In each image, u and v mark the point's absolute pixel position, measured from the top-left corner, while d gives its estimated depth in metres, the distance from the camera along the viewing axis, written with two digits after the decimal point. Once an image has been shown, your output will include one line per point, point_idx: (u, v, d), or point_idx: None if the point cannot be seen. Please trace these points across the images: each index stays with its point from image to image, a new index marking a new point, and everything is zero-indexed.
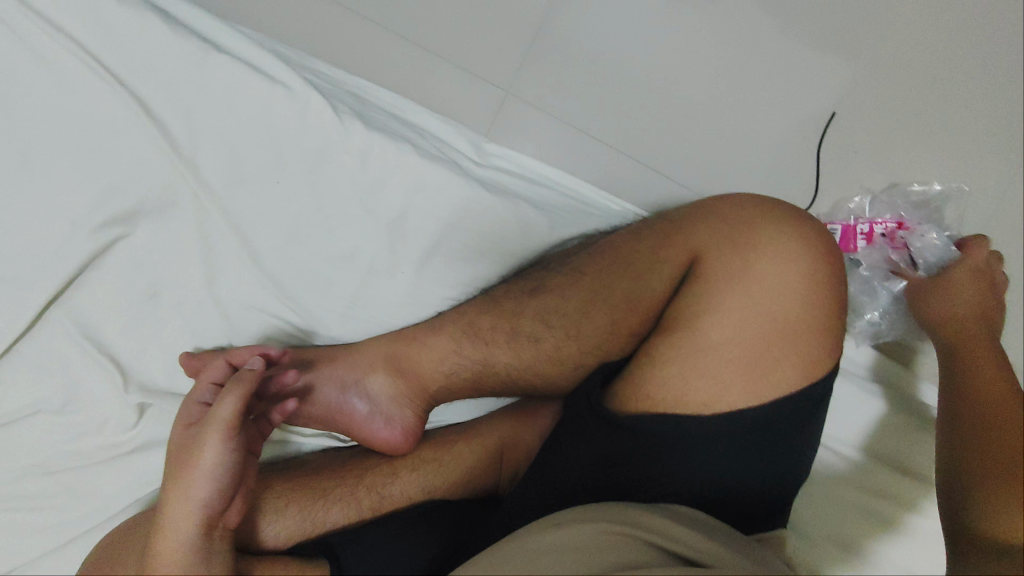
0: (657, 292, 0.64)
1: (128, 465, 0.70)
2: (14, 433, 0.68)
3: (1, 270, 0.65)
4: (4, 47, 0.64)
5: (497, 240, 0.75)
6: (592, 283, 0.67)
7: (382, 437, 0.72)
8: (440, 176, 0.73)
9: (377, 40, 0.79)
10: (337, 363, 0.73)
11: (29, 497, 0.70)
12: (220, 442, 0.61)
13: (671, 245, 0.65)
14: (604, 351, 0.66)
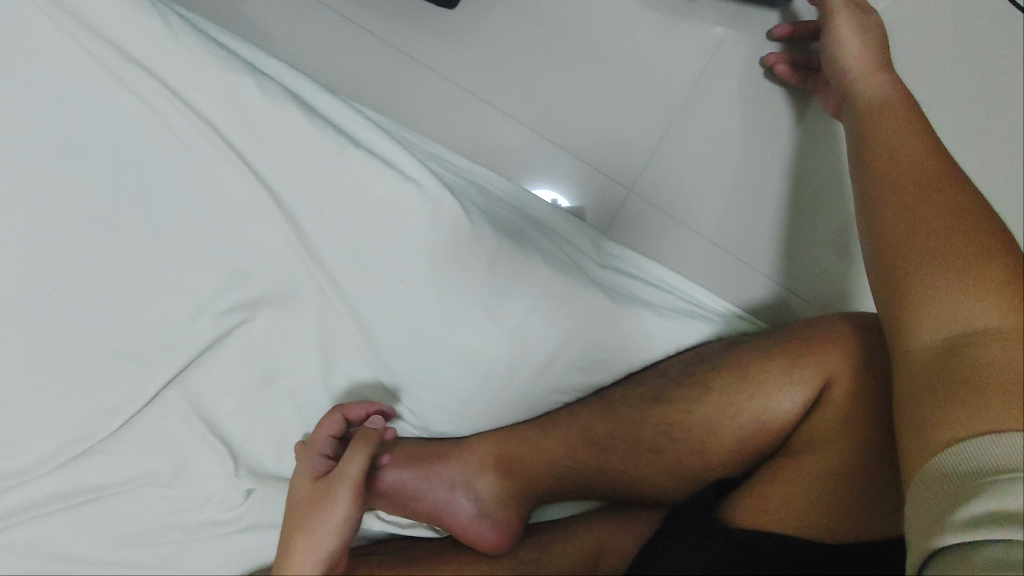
0: (787, 410, 0.60)
1: (227, 544, 0.74)
2: (126, 500, 0.73)
3: (135, 345, 0.72)
4: (151, 132, 0.70)
5: (614, 347, 0.73)
6: (719, 398, 0.62)
7: (486, 539, 0.69)
8: (563, 284, 0.73)
9: (507, 133, 0.86)
10: (447, 460, 0.72)
11: (128, 565, 0.74)
12: (346, 500, 0.63)
13: (802, 364, 0.60)
14: (729, 466, 0.63)
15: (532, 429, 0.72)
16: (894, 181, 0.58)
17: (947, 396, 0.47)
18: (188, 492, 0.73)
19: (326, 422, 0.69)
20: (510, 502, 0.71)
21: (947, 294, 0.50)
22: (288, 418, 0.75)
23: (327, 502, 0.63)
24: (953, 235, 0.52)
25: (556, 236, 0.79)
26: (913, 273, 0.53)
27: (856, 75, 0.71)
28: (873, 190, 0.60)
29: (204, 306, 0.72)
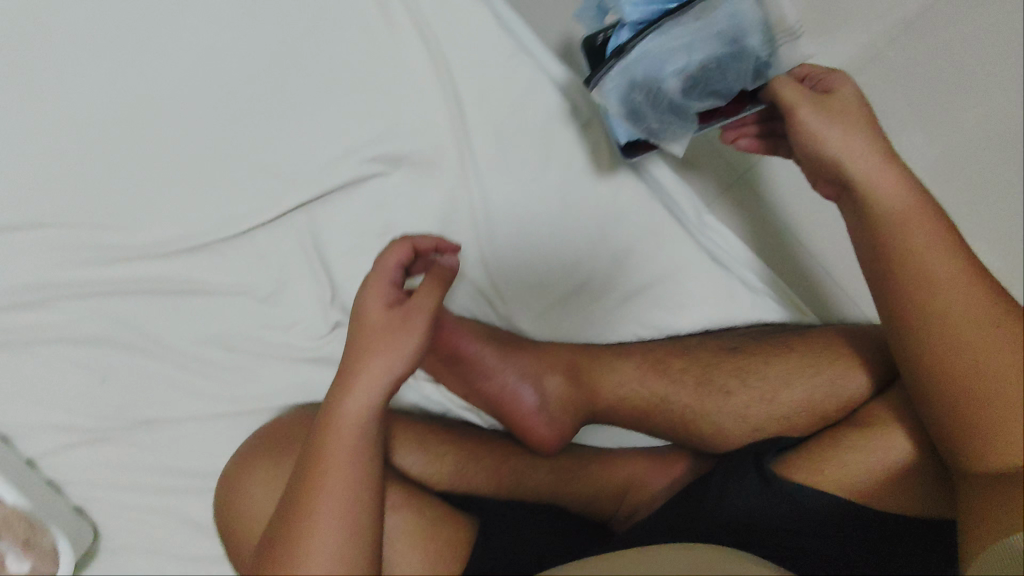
0: (861, 389, 0.67)
1: (299, 369, 0.79)
2: (222, 300, 0.77)
3: (281, 164, 0.77)
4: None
5: (696, 298, 0.83)
6: (799, 362, 0.70)
7: (541, 434, 0.75)
8: (668, 227, 0.83)
9: None
10: (524, 353, 0.77)
11: (202, 362, 0.78)
12: (389, 360, 0.63)
13: (879, 354, 0.68)
14: (789, 425, 0.69)
15: (610, 350, 0.78)
16: (898, 225, 0.60)
17: (990, 440, 0.53)
18: (279, 310, 0.78)
19: (393, 251, 0.68)
20: (571, 410, 0.77)
21: (976, 342, 0.55)
22: None
23: (381, 339, 0.64)
24: (962, 287, 0.57)
25: (673, 192, 0.84)
26: (933, 313, 0.57)
27: (847, 159, 0.63)
28: (891, 234, 0.60)
29: (353, 148, 0.78)
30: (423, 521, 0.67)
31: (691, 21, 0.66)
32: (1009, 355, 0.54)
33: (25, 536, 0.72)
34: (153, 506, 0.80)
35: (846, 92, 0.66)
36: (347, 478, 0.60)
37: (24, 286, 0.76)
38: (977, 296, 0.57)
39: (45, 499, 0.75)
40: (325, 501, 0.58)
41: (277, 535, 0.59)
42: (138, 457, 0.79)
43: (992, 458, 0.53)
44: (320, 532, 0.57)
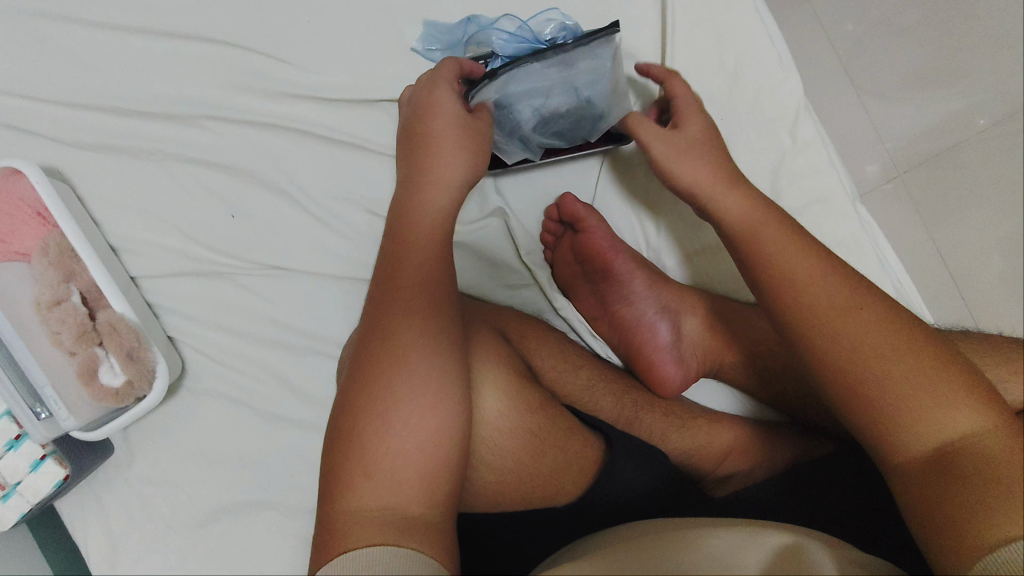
0: None
1: None
2: (373, 163, 0.74)
3: None
4: None
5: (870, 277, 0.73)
6: None
7: (666, 372, 0.72)
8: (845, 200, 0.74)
9: None
10: (669, 288, 0.74)
11: (337, 221, 0.75)
12: (433, 230, 0.56)
13: None
14: None
15: (754, 307, 0.75)
16: (784, 258, 0.54)
17: (873, 399, 0.48)
18: None
19: (443, 66, 0.62)
20: (698, 356, 0.74)
21: (856, 342, 0.49)
22: (550, 176, 0.78)
23: (432, 179, 0.58)
24: (879, 318, 0.50)
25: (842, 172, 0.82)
26: (834, 338, 0.50)
27: (701, 191, 0.60)
28: (756, 262, 0.55)
29: None
30: (552, 431, 0.63)
31: (556, 66, 0.62)
32: (878, 340, 0.49)
33: (129, 348, 0.67)
34: (247, 354, 0.76)
35: (690, 125, 0.63)
36: (416, 347, 0.50)
37: (180, 100, 0.74)
38: (885, 326, 0.49)
39: (145, 319, 0.73)
40: (399, 367, 0.49)
41: (344, 411, 0.50)
42: (246, 300, 0.76)
43: (914, 442, 0.46)
44: (401, 394, 0.48)
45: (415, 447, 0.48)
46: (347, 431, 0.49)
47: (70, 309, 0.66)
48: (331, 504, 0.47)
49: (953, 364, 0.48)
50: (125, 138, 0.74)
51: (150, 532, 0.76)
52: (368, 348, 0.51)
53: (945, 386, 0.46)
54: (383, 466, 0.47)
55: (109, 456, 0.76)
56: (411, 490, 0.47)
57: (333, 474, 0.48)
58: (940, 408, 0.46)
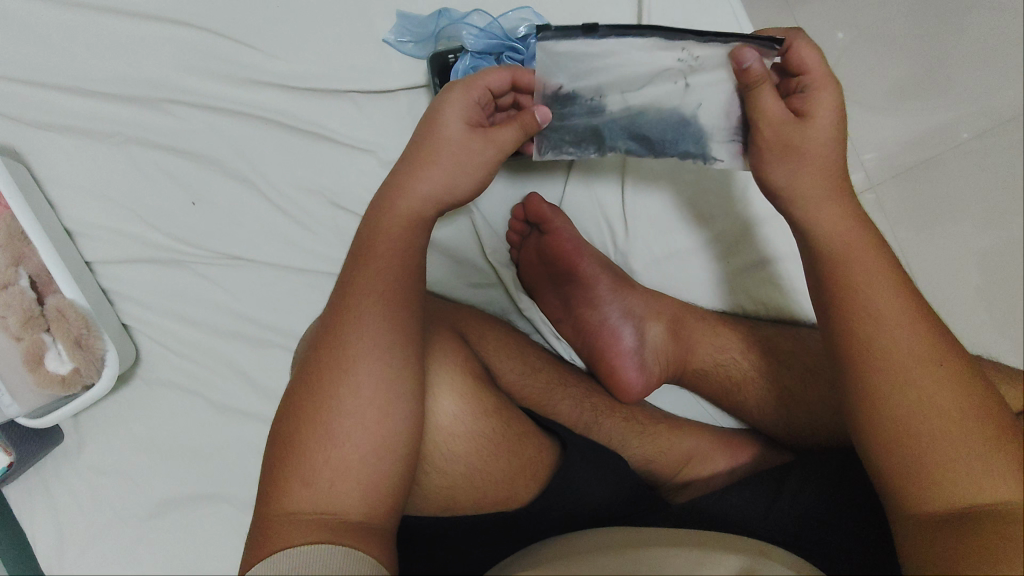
0: None
1: None
2: (338, 153, 0.73)
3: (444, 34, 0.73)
4: None
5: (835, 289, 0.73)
6: None
7: (627, 378, 0.71)
8: None
9: None
10: (634, 293, 0.73)
11: (300, 212, 0.73)
12: (402, 234, 0.53)
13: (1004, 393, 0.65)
14: None
15: (718, 316, 0.75)
16: (867, 287, 0.51)
17: (904, 451, 0.47)
18: None
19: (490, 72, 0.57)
20: (662, 363, 0.73)
21: (913, 396, 0.47)
22: (518, 176, 0.77)
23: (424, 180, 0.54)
24: (939, 370, 0.48)
25: None
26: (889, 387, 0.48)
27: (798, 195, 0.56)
28: (844, 283, 0.52)
29: None
30: (508, 434, 0.62)
31: (678, 50, 0.56)
32: (934, 397, 0.47)
33: (77, 334, 0.65)
34: (204, 346, 0.74)
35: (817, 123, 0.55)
36: (368, 356, 0.49)
37: (141, 81, 0.72)
38: (947, 382, 0.47)
39: (98, 306, 0.71)
40: (350, 374, 0.48)
41: (291, 412, 0.49)
42: (204, 291, 0.74)
43: (929, 498, 0.46)
44: (348, 404, 0.48)
45: (356, 453, 0.47)
46: (291, 432, 0.48)
47: (18, 292, 0.65)
48: (263, 502, 0.48)
49: (1003, 432, 0.46)
50: (84, 119, 0.72)
51: (99, 522, 0.75)
52: (321, 353, 0.50)
53: (982, 452, 0.46)
54: (322, 474, 0.47)
55: (59, 444, 0.75)
56: (351, 492, 0.47)
57: (272, 474, 0.48)
58: (967, 472, 0.45)
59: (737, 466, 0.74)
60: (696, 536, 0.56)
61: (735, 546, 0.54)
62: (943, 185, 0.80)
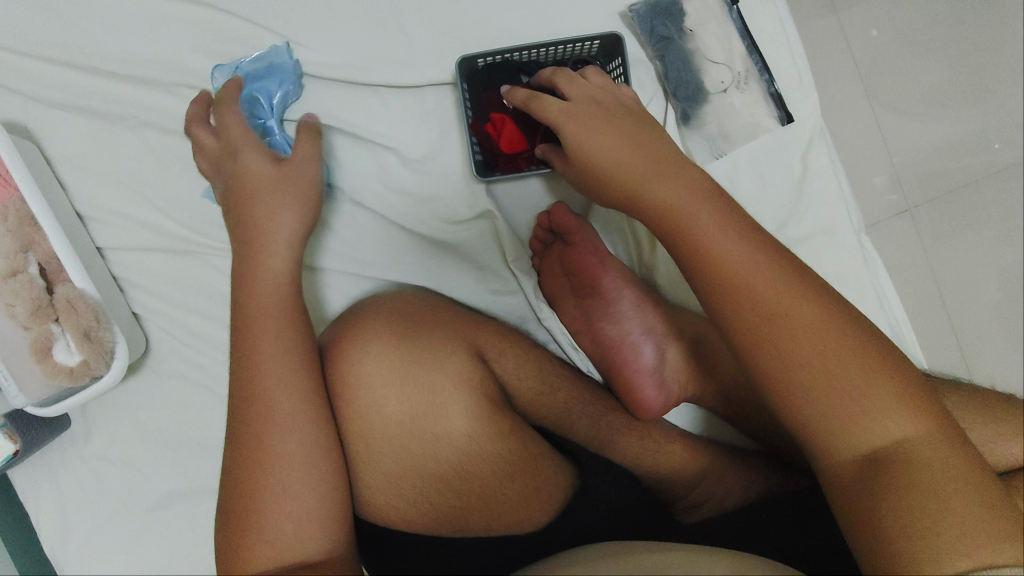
0: None
1: (414, 249, 0.72)
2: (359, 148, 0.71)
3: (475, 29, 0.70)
4: None
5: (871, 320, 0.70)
6: None
7: (646, 398, 0.68)
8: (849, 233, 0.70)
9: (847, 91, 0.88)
10: (657, 311, 0.71)
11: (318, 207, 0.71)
12: None
13: None
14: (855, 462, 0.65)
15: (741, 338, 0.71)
16: (723, 247, 0.49)
17: (832, 427, 0.44)
18: (415, 179, 0.71)
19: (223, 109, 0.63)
20: (683, 382, 0.71)
21: (817, 361, 0.44)
22: (543, 181, 0.74)
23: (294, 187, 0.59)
24: (802, 306, 0.46)
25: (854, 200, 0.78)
26: (796, 378, 0.45)
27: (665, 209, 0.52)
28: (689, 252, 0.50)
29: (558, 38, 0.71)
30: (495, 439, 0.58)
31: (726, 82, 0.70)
32: (827, 360, 0.44)
33: (86, 326, 0.64)
34: (214, 339, 0.73)
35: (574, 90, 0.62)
36: (283, 424, 0.50)
37: (156, 63, 0.69)
38: (801, 315, 0.46)
39: (108, 294, 0.69)
40: (274, 409, 0.50)
41: (227, 486, 0.50)
42: (215, 283, 0.72)
43: (849, 452, 0.43)
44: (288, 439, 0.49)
45: (292, 476, 0.49)
46: (233, 499, 0.49)
47: (27, 280, 0.63)
48: (223, 550, 0.48)
49: (878, 354, 0.45)
50: (97, 100, 0.69)
51: (104, 509, 0.74)
52: (241, 429, 0.50)
53: (868, 379, 0.44)
54: (277, 502, 0.48)
55: (65, 430, 0.73)
56: (306, 526, 0.48)
57: (226, 522, 0.49)
58: (864, 408, 0.43)
59: (750, 487, 0.73)
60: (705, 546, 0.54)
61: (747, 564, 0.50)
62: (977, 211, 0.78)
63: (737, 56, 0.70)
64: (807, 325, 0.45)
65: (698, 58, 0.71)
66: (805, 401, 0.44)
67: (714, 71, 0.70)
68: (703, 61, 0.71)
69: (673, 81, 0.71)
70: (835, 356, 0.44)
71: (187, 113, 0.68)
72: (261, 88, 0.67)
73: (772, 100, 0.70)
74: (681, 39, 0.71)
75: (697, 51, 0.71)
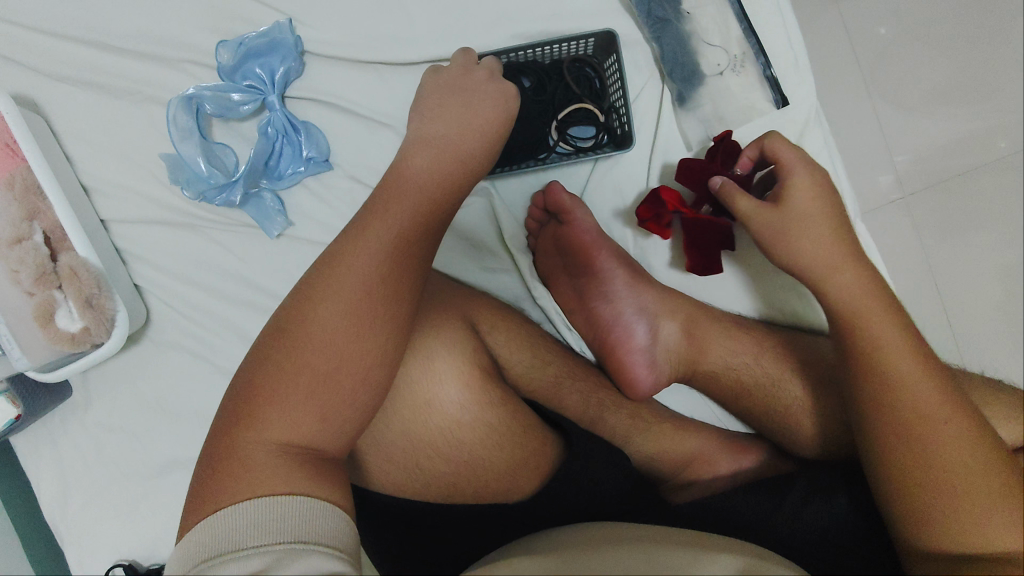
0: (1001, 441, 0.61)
1: None
2: (360, 127, 0.72)
3: (473, 10, 0.72)
4: None
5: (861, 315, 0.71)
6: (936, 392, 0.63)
7: (637, 375, 0.70)
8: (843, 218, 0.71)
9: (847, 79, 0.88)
10: (648, 291, 0.72)
11: (318, 183, 0.72)
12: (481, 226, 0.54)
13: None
14: (832, 437, 0.66)
15: (731, 320, 0.73)
16: (872, 324, 0.53)
17: (927, 499, 0.46)
18: None
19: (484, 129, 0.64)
20: (673, 362, 0.72)
21: (944, 449, 0.47)
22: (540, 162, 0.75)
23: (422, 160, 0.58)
24: (938, 391, 0.49)
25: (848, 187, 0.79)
26: (910, 442, 0.48)
27: None
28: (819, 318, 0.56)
29: (556, 19, 0.72)
30: (512, 420, 0.61)
31: (719, 64, 0.71)
32: (953, 452, 0.47)
33: (87, 293, 0.65)
34: (213, 312, 0.74)
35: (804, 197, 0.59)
36: (344, 327, 0.47)
37: (163, 40, 0.71)
38: (931, 396, 0.49)
39: (110, 264, 0.71)
40: (337, 303, 0.47)
41: (270, 345, 0.47)
42: (216, 257, 0.73)
43: (939, 538, 0.46)
44: (333, 327, 0.47)
45: (326, 367, 0.46)
46: (269, 362, 0.46)
47: (30, 248, 0.64)
48: (242, 411, 0.45)
49: (1004, 469, 0.47)
50: (103, 75, 0.71)
51: (103, 477, 0.76)
52: (302, 305, 0.48)
53: (982, 481, 0.46)
54: (313, 392, 0.45)
55: (67, 398, 0.75)
56: (333, 428, 0.46)
57: (250, 387, 0.46)
58: (967, 502, 0.46)
59: (741, 469, 0.72)
60: (681, 534, 0.54)
61: (726, 547, 0.53)
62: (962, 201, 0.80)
63: (732, 38, 0.71)
64: (957, 424, 0.47)
65: (694, 41, 0.71)
66: (933, 483, 0.47)
67: (709, 53, 0.71)
68: (700, 43, 0.71)
69: (669, 61, 0.72)
70: (979, 461, 0.46)
71: (181, 95, 0.69)
72: (263, 64, 0.70)
73: (767, 83, 0.71)
74: (678, 20, 0.71)
75: (694, 33, 0.71)
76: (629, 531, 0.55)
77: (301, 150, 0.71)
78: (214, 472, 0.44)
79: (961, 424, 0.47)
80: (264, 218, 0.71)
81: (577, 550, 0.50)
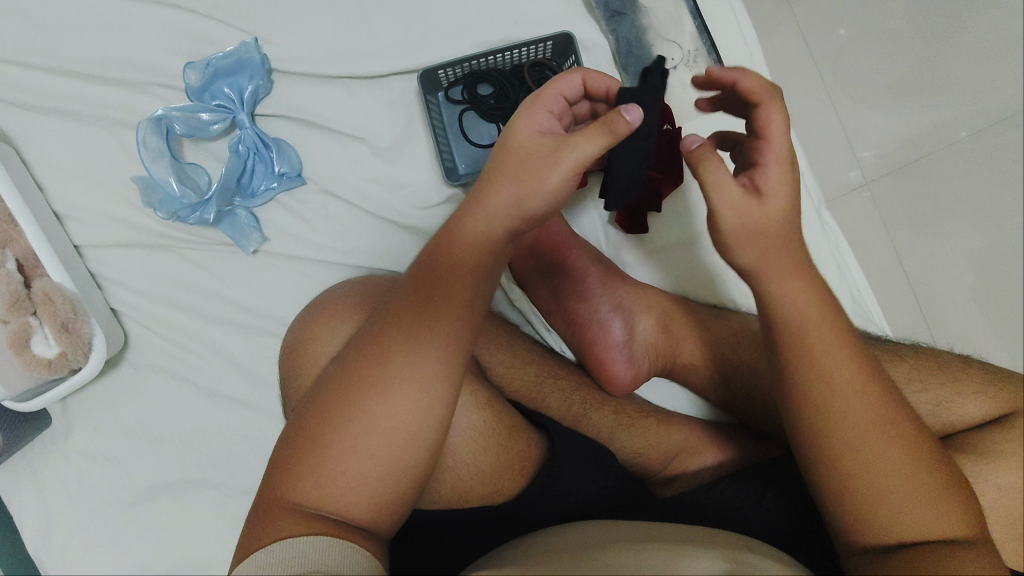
0: (970, 416, 0.63)
1: (382, 232, 0.72)
2: (331, 141, 0.73)
3: (438, 21, 0.73)
4: None
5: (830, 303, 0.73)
6: (911, 370, 0.64)
7: (615, 370, 0.70)
8: (802, 207, 0.74)
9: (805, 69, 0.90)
10: (623, 287, 0.74)
11: (294, 200, 0.73)
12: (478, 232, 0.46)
13: (1000, 392, 0.63)
14: None
15: (706, 310, 0.74)
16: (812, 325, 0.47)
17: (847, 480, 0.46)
18: (385, 168, 0.73)
19: (558, 79, 0.52)
20: (651, 356, 0.73)
21: (858, 426, 0.46)
22: None
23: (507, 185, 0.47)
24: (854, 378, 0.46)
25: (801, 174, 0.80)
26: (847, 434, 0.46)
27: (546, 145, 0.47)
28: None
29: (518, 25, 0.74)
30: (499, 427, 0.60)
31: (675, 58, 0.74)
32: (876, 456, 0.45)
33: (64, 319, 0.66)
34: (193, 332, 0.74)
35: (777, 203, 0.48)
36: (382, 406, 0.42)
37: (127, 63, 0.71)
38: (854, 392, 0.46)
39: (85, 289, 0.70)
40: (385, 403, 0.42)
41: (313, 409, 0.43)
42: (193, 277, 0.73)
43: (863, 528, 0.46)
44: (377, 405, 0.42)
45: (379, 459, 0.42)
46: (308, 428, 0.43)
47: (5, 276, 0.65)
48: (282, 474, 0.43)
49: (936, 467, 0.46)
50: (69, 101, 0.71)
51: (86, 506, 0.74)
52: (350, 384, 0.43)
53: (910, 475, 0.45)
54: (340, 471, 0.41)
55: (46, 428, 0.74)
56: (372, 504, 0.42)
57: (289, 456, 0.43)
58: (889, 485, 0.45)
59: (724, 460, 0.72)
60: (684, 535, 0.54)
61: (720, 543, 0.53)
62: (905, 191, 0.88)
63: (687, 35, 0.74)
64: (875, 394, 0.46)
65: (650, 34, 0.74)
66: (852, 456, 0.46)
67: (666, 49, 0.74)
68: (656, 38, 0.74)
69: (625, 52, 0.74)
70: (895, 433, 0.46)
71: (149, 117, 0.70)
72: (232, 83, 0.71)
73: None
74: (634, 13, 0.74)
75: (649, 28, 0.74)
76: (621, 530, 0.54)
77: (273, 166, 0.72)
78: (253, 528, 0.43)
79: (871, 394, 0.46)
80: (238, 235, 0.72)
81: (575, 553, 0.49)
